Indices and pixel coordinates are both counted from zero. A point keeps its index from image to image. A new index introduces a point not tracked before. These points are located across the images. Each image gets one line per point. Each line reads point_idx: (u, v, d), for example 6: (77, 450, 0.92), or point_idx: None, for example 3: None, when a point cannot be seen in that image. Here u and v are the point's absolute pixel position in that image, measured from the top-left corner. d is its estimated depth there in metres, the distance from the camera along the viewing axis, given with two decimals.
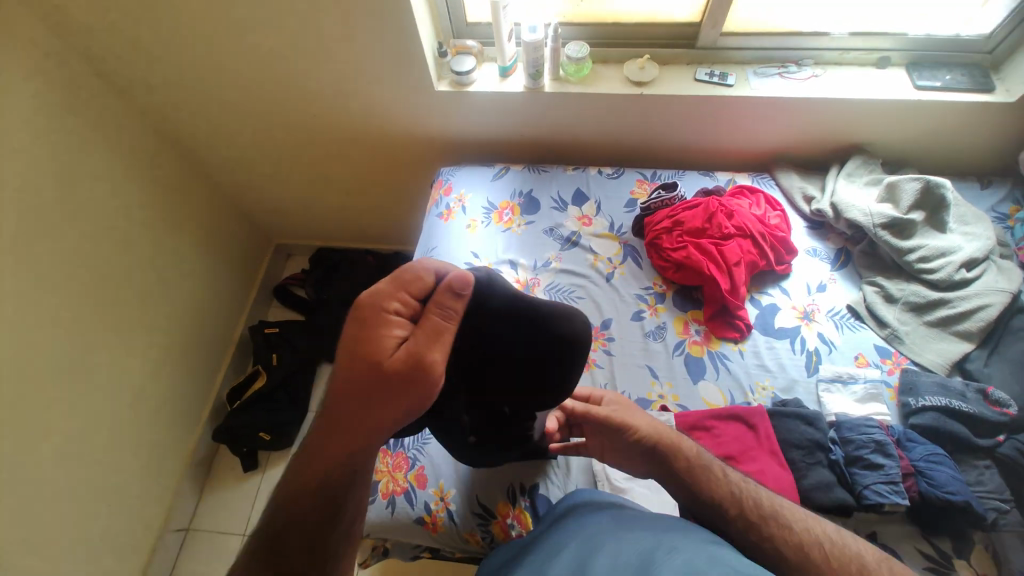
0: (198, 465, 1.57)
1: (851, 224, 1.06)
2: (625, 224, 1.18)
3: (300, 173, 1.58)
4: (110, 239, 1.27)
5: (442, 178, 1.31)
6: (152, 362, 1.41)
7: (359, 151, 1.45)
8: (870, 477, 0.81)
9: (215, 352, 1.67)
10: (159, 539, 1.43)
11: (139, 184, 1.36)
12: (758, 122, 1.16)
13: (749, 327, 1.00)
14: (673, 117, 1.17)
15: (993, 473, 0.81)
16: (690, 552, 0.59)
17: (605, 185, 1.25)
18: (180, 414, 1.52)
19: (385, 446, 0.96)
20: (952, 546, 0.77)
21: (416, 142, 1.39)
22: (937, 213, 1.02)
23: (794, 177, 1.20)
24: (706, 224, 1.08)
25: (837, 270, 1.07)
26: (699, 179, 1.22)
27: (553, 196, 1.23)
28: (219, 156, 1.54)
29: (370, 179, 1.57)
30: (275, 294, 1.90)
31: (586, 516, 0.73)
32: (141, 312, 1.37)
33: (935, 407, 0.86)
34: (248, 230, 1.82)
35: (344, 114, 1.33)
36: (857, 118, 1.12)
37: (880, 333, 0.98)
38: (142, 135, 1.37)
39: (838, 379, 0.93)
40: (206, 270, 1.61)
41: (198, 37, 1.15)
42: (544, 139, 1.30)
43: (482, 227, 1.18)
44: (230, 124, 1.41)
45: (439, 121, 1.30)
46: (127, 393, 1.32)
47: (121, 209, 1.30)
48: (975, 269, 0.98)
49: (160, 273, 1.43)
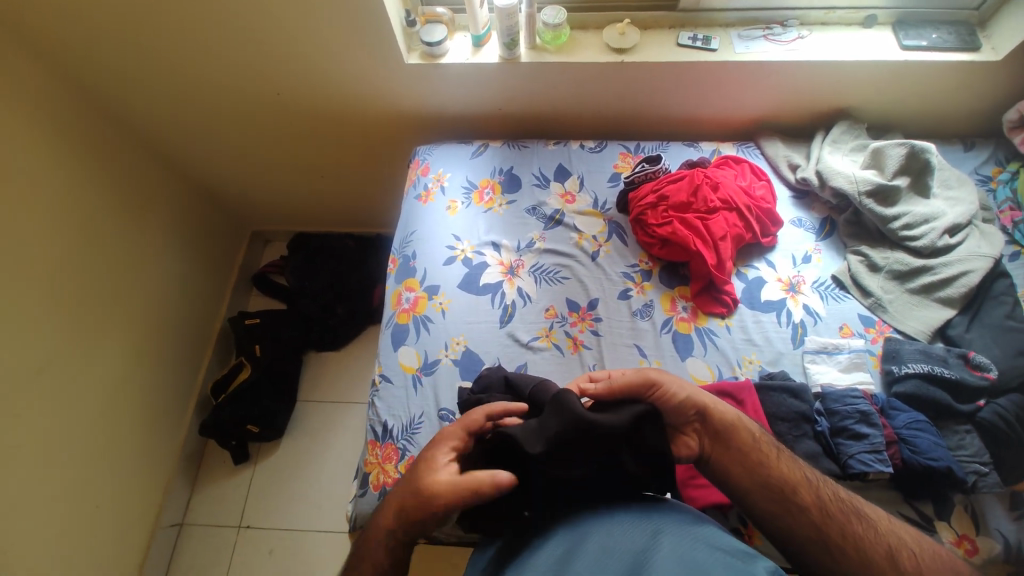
0: (187, 460, 1.55)
1: (837, 193, 1.04)
2: (609, 200, 1.15)
3: (270, 157, 1.51)
4: (70, 236, 1.20)
5: (419, 157, 1.25)
6: (128, 362, 1.36)
7: (329, 131, 1.38)
8: (856, 447, 0.82)
9: (194, 346, 1.63)
10: (153, 536, 1.42)
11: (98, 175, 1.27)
12: (743, 90, 1.12)
13: (736, 302, 0.99)
14: (656, 86, 1.13)
15: (974, 437, 0.83)
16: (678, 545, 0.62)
17: (588, 159, 1.21)
18: (164, 412, 1.49)
19: (373, 437, 0.95)
20: (934, 509, 0.81)
21: (389, 119, 1.32)
22: (921, 178, 1.00)
23: (780, 146, 1.16)
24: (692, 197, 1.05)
25: (821, 240, 1.06)
26: (684, 150, 1.19)
27: (534, 172, 1.19)
28: (180, 141, 1.44)
29: (344, 160, 1.50)
30: (253, 282, 1.84)
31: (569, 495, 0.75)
32: (112, 311, 1.31)
33: (917, 374, 0.87)
34: (219, 218, 1.74)
35: (312, 91, 1.25)
36: (843, 81, 1.08)
37: (865, 302, 0.98)
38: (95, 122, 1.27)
39: (824, 350, 0.93)
40: (177, 263, 1.54)
41: (144, 12, 1.05)
42: (523, 112, 1.24)
43: (463, 209, 1.14)
44: (190, 106, 1.31)
45: (412, 97, 1.23)
46: (104, 395, 1.28)
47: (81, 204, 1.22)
48: (958, 235, 0.98)
49: (128, 269, 1.37)
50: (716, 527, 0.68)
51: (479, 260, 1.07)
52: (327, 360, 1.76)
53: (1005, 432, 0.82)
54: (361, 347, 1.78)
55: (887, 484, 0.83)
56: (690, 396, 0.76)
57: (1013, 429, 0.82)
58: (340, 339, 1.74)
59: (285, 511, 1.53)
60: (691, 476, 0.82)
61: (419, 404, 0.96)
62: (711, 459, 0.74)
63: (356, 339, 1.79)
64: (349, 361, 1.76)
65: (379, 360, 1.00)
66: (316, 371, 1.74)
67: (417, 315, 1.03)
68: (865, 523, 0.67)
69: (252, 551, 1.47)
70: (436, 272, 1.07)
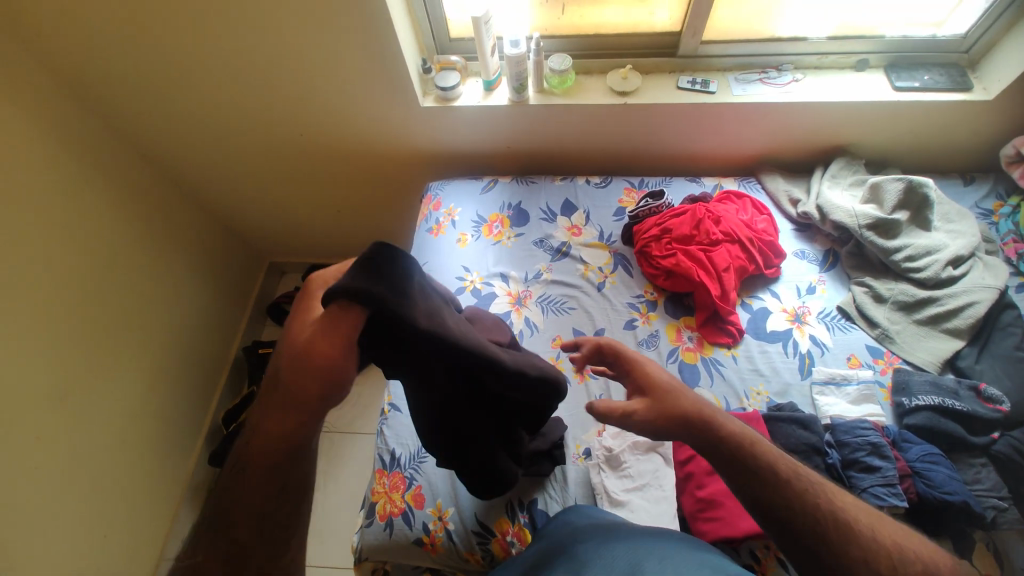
0: (197, 488, 1.56)
1: (838, 226, 1.07)
2: (614, 233, 1.18)
3: (290, 193, 1.58)
4: (99, 266, 1.26)
5: (431, 192, 1.30)
6: (146, 389, 1.40)
7: (347, 169, 1.46)
8: (868, 480, 0.80)
9: (209, 374, 1.66)
10: (157, 567, 1.42)
11: (128, 209, 1.35)
12: (741, 129, 1.17)
13: (742, 332, 1.00)
14: (658, 125, 1.18)
15: (990, 470, 0.82)
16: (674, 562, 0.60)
17: (593, 194, 1.25)
18: (175, 439, 1.51)
19: (381, 466, 0.96)
20: (954, 547, 0.79)
21: (403, 157, 1.39)
22: (921, 212, 1.02)
23: (780, 181, 1.20)
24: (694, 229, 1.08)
25: (825, 272, 1.08)
26: (686, 186, 1.23)
27: (542, 207, 1.24)
28: (207, 178, 1.53)
29: (360, 196, 1.57)
30: (268, 312, 1.89)
31: (568, 531, 0.74)
32: (133, 340, 1.36)
33: (927, 407, 0.86)
34: (239, 250, 1.81)
35: (332, 133, 1.33)
36: (839, 120, 1.13)
37: (871, 333, 0.99)
38: (130, 160, 1.37)
39: (832, 381, 0.93)
40: (198, 293, 1.60)
41: (183, 63, 1.15)
42: (531, 150, 1.30)
43: (473, 241, 1.18)
44: (219, 146, 1.41)
45: (426, 136, 1.30)
46: (119, 421, 1.31)
47: (111, 237, 1.30)
48: (961, 266, 0.99)
49: (150, 297, 1.43)
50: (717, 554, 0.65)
51: (488, 290, 1.10)
52: None
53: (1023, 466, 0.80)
54: (371, 377, 1.80)
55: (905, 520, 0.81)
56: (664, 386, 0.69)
57: None
58: None
59: None
60: (701, 509, 0.82)
61: None
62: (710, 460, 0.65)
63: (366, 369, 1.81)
64: (359, 391, 1.78)
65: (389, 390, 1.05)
66: None
67: None
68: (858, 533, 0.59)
69: None
70: None
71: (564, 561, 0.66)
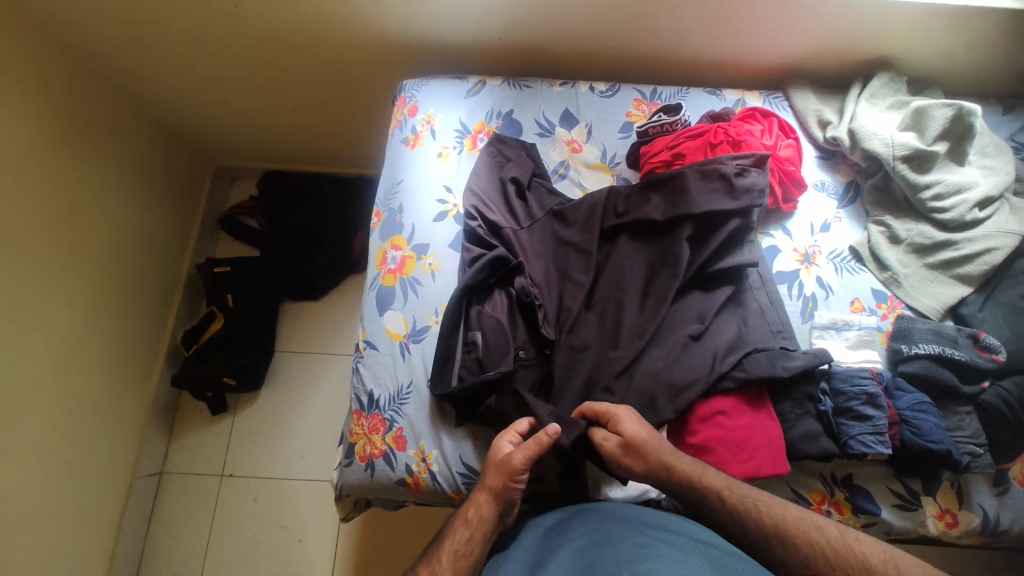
0: (162, 411, 1.54)
1: (867, 156, 0.95)
2: (619, 153, 1.03)
3: (233, 80, 1.34)
4: (9, 167, 1.07)
5: (404, 93, 1.09)
6: (88, 307, 1.29)
7: (297, 54, 1.21)
8: (858, 428, 0.80)
9: (160, 292, 1.54)
10: (133, 481, 1.45)
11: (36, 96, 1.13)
12: (778, 29, 0.98)
13: (734, 254, 0.90)
14: (682, 21, 0.98)
15: (972, 418, 0.83)
16: (670, 549, 0.65)
17: (598, 104, 1.06)
18: (134, 359, 1.45)
19: (359, 407, 0.91)
20: (921, 485, 0.84)
21: (370, 44, 1.15)
22: (961, 144, 0.91)
23: (811, 98, 1.03)
24: (676, 220, 0.91)
25: (843, 208, 0.99)
26: (705, 99, 1.04)
27: (537, 117, 1.05)
28: (129, 65, 1.29)
29: (319, 91, 1.34)
30: (221, 223, 1.71)
31: (570, 527, 0.74)
32: (62, 253, 1.21)
33: (926, 355, 0.84)
34: (179, 152, 1.59)
35: (275, 1, 1.08)
36: (889, 27, 0.96)
37: (880, 276, 0.94)
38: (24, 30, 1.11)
39: (833, 326, 0.91)
40: (136, 201, 1.42)
41: None
42: (525, 45, 1.07)
43: (456, 156, 1.03)
44: (132, 14, 1.14)
45: (397, 18, 1.07)
46: (63, 340, 1.23)
47: (21, 132, 1.09)
48: (988, 209, 0.92)
49: (81, 208, 1.26)
50: (686, 527, 0.72)
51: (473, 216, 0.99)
52: (306, 308, 1.69)
53: (1004, 415, 0.82)
54: (341, 296, 1.70)
55: (880, 461, 0.84)
56: (588, 291, 0.92)
57: (1013, 412, 0.81)
58: (319, 286, 1.66)
59: (265, 460, 1.53)
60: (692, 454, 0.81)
61: (408, 372, 0.91)
62: (598, 295, 0.92)
63: (337, 286, 1.70)
64: (331, 309, 1.69)
65: (365, 326, 0.95)
66: (294, 321, 1.68)
67: (405, 276, 0.96)
68: (630, 344, 0.86)
69: (236, 496, 1.50)
70: (426, 229, 0.99)
71: (581, 534, 0.71)
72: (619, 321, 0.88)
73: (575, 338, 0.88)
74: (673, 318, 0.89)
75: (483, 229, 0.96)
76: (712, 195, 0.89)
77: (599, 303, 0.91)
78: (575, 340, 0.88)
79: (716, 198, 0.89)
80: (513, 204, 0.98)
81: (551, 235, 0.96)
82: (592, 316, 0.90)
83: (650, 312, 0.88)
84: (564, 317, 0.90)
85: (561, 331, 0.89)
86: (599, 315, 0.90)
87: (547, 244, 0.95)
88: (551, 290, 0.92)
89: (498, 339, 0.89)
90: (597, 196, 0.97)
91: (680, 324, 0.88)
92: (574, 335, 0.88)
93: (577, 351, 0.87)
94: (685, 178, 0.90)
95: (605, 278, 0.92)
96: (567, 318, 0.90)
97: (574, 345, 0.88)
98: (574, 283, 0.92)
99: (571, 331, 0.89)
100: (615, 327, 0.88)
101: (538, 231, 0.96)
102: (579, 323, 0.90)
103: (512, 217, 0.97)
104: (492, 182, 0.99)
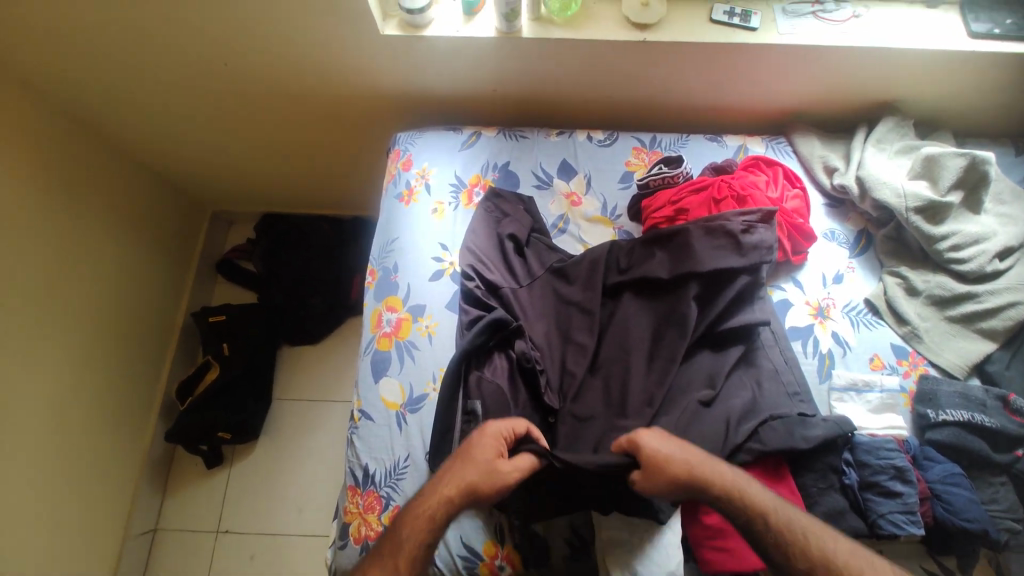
0: (155, 466, 1.49)
1: (878, 205, 0.91)
2: (620, 204, 0.99)
3: (228, 131, 1.32)
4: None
5: (398, 147, 1.07)
6: (80, 365, 1.26)
7: (290, 107, 1.20)
8: (887, 505, 0.75)
9: (155, 343, 1.51)
10: (125, 543, 1.39)
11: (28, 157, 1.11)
12: (779, 77, 0.95)
13: (744, 312, 0.86)
14: (680, 72, 0.96)
15: (1008, 490, 0.77)
16: None
17: (596, 154, 1.04)
18: (126, 414, 1.41)
19: (353, 483, 0.86)
20: (958, 562, 0.77)
21: (363, 97, 1.14)
22: (976, 192, 0.87)
23: (816, 144, 1.00)
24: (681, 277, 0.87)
25: (856, 258, 0.95)
26: (706, 146, 1.02)
27: (534, 169, 1.03)
28: (124, 119, 1.28)
29: (315, 140, 1.32)
30: (220, 268, 1.70)
31: None
32: (52, 312, 1.18)
33: (955, 422, 0.79)
34: (175, 200, 1.57)
35: (268, 59, 1.07)
36: (894, 73, 0.93)
37: (899, 330, 0.90)
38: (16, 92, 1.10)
39: (853, 387, 0.86)
40: (131, 253, 1.40)
41: None
42: (521, 96, 1.05)
43: (451, 212, 1.00)
44: (125, 72, 1.13)
45: (390, 73, 1.05)
46: (52, 402, 1.19)
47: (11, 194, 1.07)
48: (1008, 259, 0.87)
49: (73, 265, 1.23)
50: None
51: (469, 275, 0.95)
52: (303, 354, 1.65)
53: None
54: (339, 340, 1.66)
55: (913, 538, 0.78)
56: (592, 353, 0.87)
57: None
58: (317, 332, 1.63)
59: (261, 515, 1.47)
60: (710, 536, 0.75)
61: (404, 445, 0.86)
62: (603, 356, 0.87)
63: (335, 331, 1.67)
64: (329, 355, 1.65)
65: (359, 393, 0.91)
66: (291, 367, 1.64)
67: (401, 340, 0.92)
68: (638, 411, 0.81)
69: (231, 555, 1.43)
70: (422, 290, 0.95)
71: None
72: (624, 385, 0.83)
73: (579, 405, 0.84)
74: (683, 387, 0.84)
75: (481, 289, 0.91)
76: (718, 252, 0.85)
77: (605, 366, 0.86)
78: (580, 407, 0.84)
79: (723, 254, 0.85)
80: (511, 261, 0.94)
81: (551, 294, 0.92)
82: (597, 379, 0.86)
83: (658, 375, 0.83)
84: (567, 383, 0.85)
85: (565, 398, 0.85)
86: (605, 380, 0.85)
87: (546, 307, 0.91)
88: (552, 358, 0.87)
89: (499, 409, 0.83)
90: (598, 252, 0.93)
91: (690, 387, 0.84)
92: (577, 400, 0.84)
93: (582, 419, 0.83)
94: (688, 235, 0.86)
95: (610, 340, 0.88)
96: (571, 383, 0.86)
97: (579, 413, 0.84)
98: (575, 349, 0.87)
99: (575, 398, 0.85)
100: (621, 392, 0.83)
101: (538, 293, 0.92)
102: (583, 388, 0.85)
103: (510, 278, 0.93)
104: (488, 238, 0.96)
